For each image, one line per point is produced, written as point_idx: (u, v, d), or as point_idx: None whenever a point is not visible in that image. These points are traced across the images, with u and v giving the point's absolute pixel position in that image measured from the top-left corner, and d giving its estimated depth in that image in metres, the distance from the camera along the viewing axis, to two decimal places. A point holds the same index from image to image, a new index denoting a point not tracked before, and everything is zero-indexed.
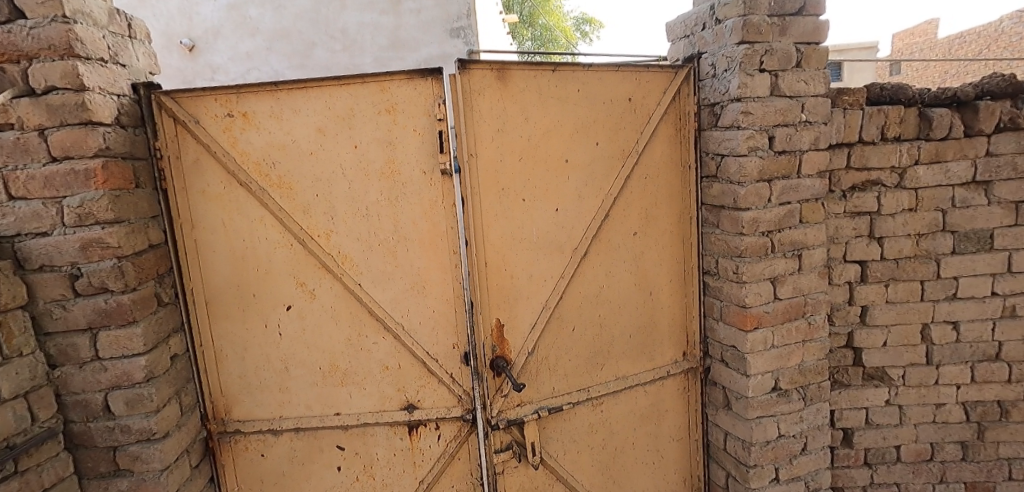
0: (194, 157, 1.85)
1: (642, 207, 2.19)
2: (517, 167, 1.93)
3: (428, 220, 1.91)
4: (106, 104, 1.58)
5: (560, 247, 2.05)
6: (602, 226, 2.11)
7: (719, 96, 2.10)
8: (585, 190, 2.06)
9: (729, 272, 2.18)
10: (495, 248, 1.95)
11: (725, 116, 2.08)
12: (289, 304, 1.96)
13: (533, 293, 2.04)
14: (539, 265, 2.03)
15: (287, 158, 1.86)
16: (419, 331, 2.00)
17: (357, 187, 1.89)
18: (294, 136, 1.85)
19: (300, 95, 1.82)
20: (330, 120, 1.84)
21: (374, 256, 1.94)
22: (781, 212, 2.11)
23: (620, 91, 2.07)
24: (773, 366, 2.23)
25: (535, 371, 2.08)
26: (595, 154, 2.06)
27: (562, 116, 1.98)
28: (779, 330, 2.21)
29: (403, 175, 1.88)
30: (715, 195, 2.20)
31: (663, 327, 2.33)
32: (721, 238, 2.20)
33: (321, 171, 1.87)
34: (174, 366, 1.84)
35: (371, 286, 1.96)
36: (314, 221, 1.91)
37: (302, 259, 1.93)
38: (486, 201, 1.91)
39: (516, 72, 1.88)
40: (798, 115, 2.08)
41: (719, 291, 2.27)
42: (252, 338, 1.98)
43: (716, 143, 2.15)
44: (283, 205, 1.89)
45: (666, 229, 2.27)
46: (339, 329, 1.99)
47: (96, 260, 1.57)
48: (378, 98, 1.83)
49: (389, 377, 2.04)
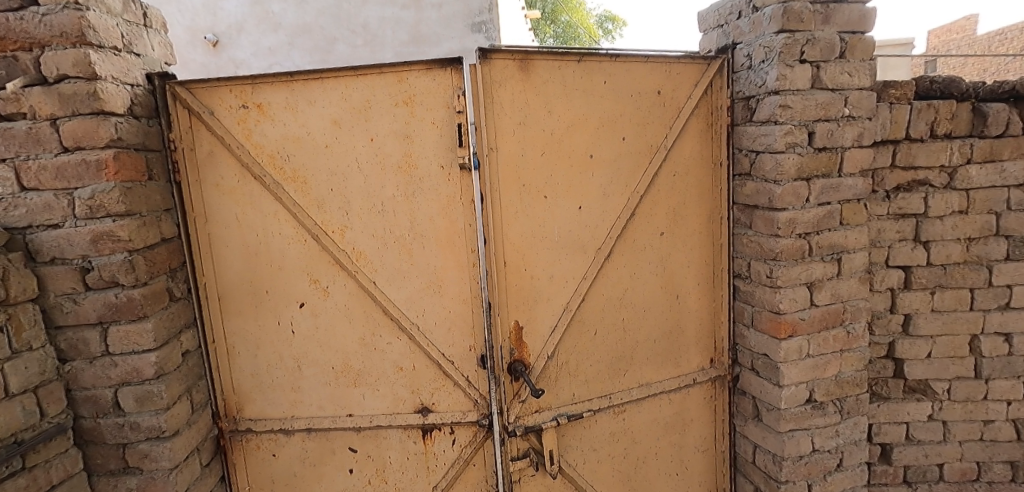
0: (208, 149, 1.81)
1: (670, 206, 2.08)
2: (539, 162, 1.84)
3: (446, 217, 1.84)
4: (118, 93, 1.54)
5: (582, 247, 1.95)
6: (627, 225, 2.01)
7: (754, 89, 1.97)
8: (610, 187, 1.96)
9: (762, 275, 2.05)
10: (515, 247, 1.86)
11: (761, 110, 1.95)
12: (302, 301, 1.91)
13: (553, 294, 1.94)
14: (561, 265, 1.94)
15: (302, 151, 1.81)
16: (435, 332, 1.93)
17: (373, 182, 1.82)
18: (309, 129, 1.79)
19: (316, 86, 1.76)
20: (346, 112, 1.78)
21: (390, 253, 1.87)
22: (820, 212, 1.98)
23: (649, 83, 1.96)
24: (808, 376, 2.09)
25: (555, 376, 1.99)
26: (622, 150, 1.95)
27: (587, 108, 1.88)
28: (815, 339, 2.07)
29: (420, 169, 1.81)
30: (748, 194, 2.08)
31: (690, 332, 2.22)
32: (754, 240, 2.07)
33: (336, 165, 1.81)
34: (186, 363, 1.80)
35: (386, 284, 1.89)
36: (329, 216, 1.85)
37: (316, 255, 1.88)
38: (506, 197, 1.82)
39: (539, 62, 1.79)
40: (840, 109, 1.94)
41: (751, 296, 2.14)
42: (264, 336, 1.93)
43: (750, 139, 2.02)
44: (297, 199, 1.84)
45: (694, 229, 2.15)
46: (353, 328, 1.93)
47: (107, 254, 1.53)
48: (395, 89, 1.76)
49: (403, 378, 1.97)
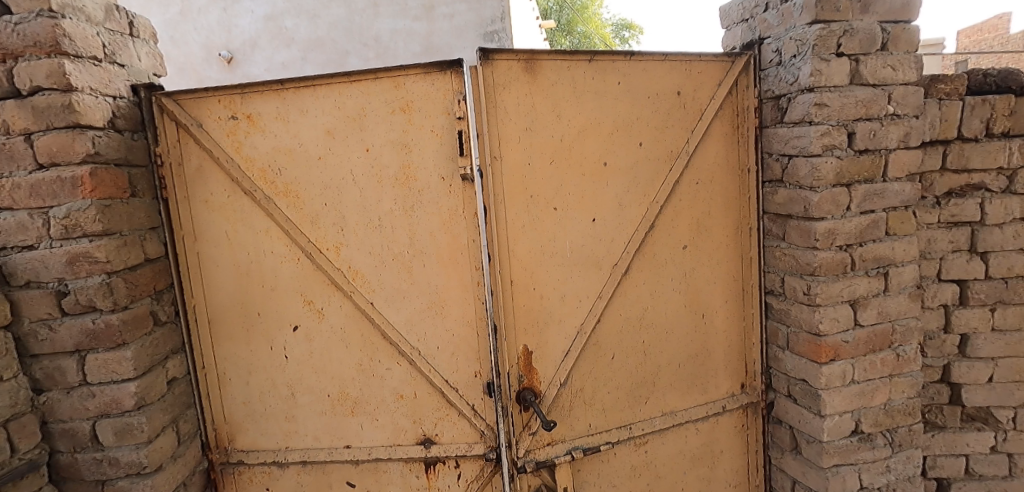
0: (196, 164, 1.71)
1: (693, 217, 1.91)
2: (548, 171, 1.69)
3: (448, 232, 1.69)
4: (97, 105, 1.45)
5: (598, 263, 1.78)
6: (646, 238, 1.84)
7: (785, 87, 1.79)
8: (626, 197, 1.79)
9: (799, 292, 1.85)
10: (523, 264, 1.70)
11: (793, 110, 1.77)
12: (296, 325, 1.78)
13: (566, 315, 1.77)
14: (574, 284, 1.77)
15: (294, 164, 1.69)
16: (437, 357, 1.78)
17: (370, 195, 1.70)
18: (302, 140, 1.68)
19: (308, 94, 1.65)
20: (340, 121, 1.66)
21: (388, 272, 1.74)
22: (862, 222, 1.78)
23: (668, 83, 1.80)
24: (853, 405, 1.87)
25: (569, 405, 1.81)
26: (639, 156, 1.79)
27: (600, 112, 1.72)
28: (861, 363, 1.86)
29: (420, 181, 1.67)
30: (780, 202, 1.88)
31: (718, 355, 2.02)
32: (788, 253, 1.87)
33: (330, 178, 1.69)
34: (172, 391, 1.68)
35: (384, 305, 1.76)
36: (323, 233, 1.73)
37: (309, 274, 1.75)
38: (513, 210, 1.67)
39: (546, 63, 1.64)
40: (883, 107, 1.75)
41: (786, 314, 1.94)
42: (256, 361, 1.81)
43: (781, 142, 1.84)
44: (290, 215, 1.72)
45: (720, 241, 1.97)
46: (350, 353, 1.79)
47: (84, 276, 1.43)
48: (392, 95, 1.64)
49: (404, 407, 1.82)
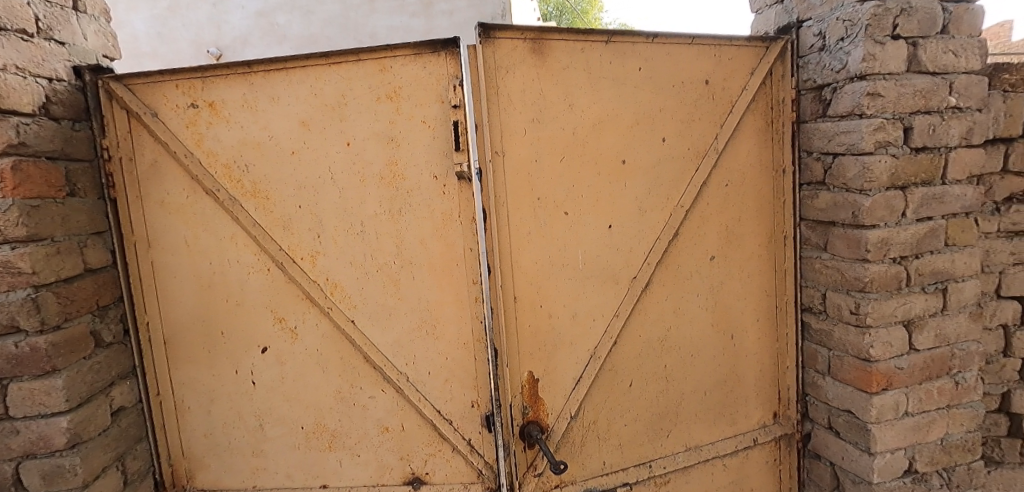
0: (151, 159, 1.47)
1: (722, 223, 1.68)
2: (558, 170, 1.45)
3: (441, 239, 1.46)
4: (26, 88, 1.22)
5: (614, 276, 1.54)
6: (670, 248, 1.60)
7: (830, 75, 1.56)
8: (648, 200, 1.56)
9: (846, 311, 1.61)
10: (529, 277, 1.47)
11: (839, 101, 1.54)
12: (265, 346, 1.54)
13: (577, 337, 1.53)
14: (588, 300, 1.52)
15: (263, 160, 1.46)
16: (428, 384, 1.53)
17: (351, 196, 1.46)
18: (272, 131, 1.45)
19: (280, 79, 1.43)
20: (316, 110, 1.43)
21: (372, 284, 1.50)
22: (919, 230, 1.55)
23: (695, 70, 1.57)
24: (907, 441, 1.63)
25: (581, 441, 1.57)
26: (662, 153, 1.56)
27: (619, 101, 1.48)
28: (915, 393, 1.62)
29: (408, 180, 1.44)
30: (822, 207, 1.65)
31: (748, 380, 1.79)
32: (831, 265, 1.64)
33: (306, 177, 1.46)
34: (117, 424, 1.44)
35: (367, 323, 1.52)
36: (297, 240, 1.49)
37: (281, 288, 1.51)
38: (517, 215, 1.43)
39: (557, 43, 1.41)
40: (945, 98, 1.52)
41: (827, 335, 1.70)
42: (219, 387, 1.56)
43: (824, 138, 1.61)
44: (259, 219, 1.49)
45: (751, 251, 1.74)
46: (327, 379, 1.55)
47: (3, 291, 1.18)
48: (377, 80, 1.41)
49: (389, 441, 1.58)
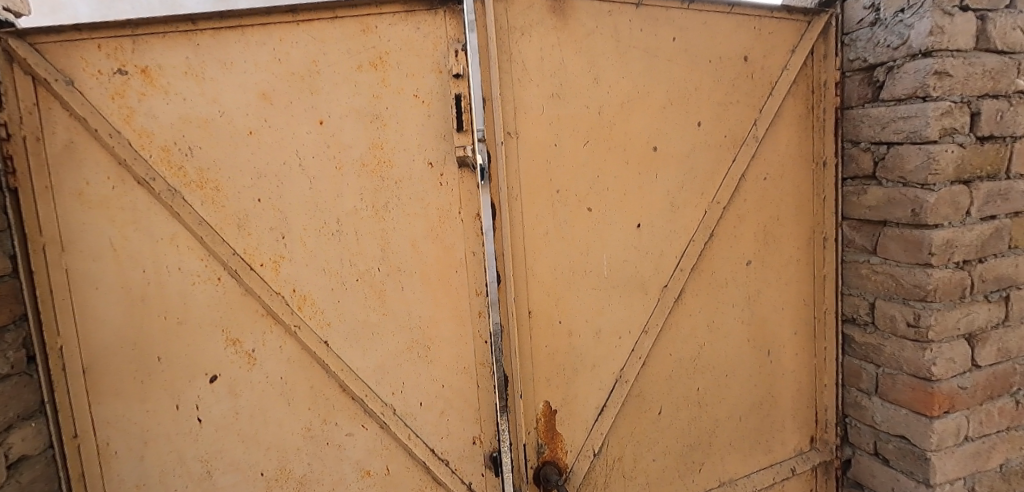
0: (65, 139, 1.15)
1: (760, 222, 1.45)
2: (580, 157, 1.20)
3: (437, 241, 1.20)
4: None
5: (642, 285, 1.30)
6: (704, 251, 1.37)
7: (885, 53, 1.35)
8: (681, 195, 1.32)
9: (901, 323, 1.40)
10: (544, 287, 1.21)
11: (897, 82, 1.33)
12: (214, 374, 1.23)
13: (600, 358, 1.28)
14: (612, 314, 1.28)
15: (212, 141, 1.16)
16: (421, 418, 1.26)
17: (324, 188, 1.18)
18: (222, 105, 1.15)
19: (233, 39, 1.13)
20: (279, 79, 1.14)
21: (351, 297, 1.22)
22: (984, 231, 1.36)
23: (735, 44, 1.35)
24: (967, 470, 1.44)
25: (603, 481, 1.32)
26: (697, 140, 1.32)
27: (650, 76, 1.25)
28: (976, 415, 1.42)
29: (397, 168, 1.17)
30: (872, 204, 1.45)
31: (784, 401, 1.57)
32: (883, 270, 1.43)
33: (267, 163, 1.17)
34: (14, 481, 1.10)
35: (344, 345, 1.23)
36: (255, 242, 1.20)
37: (235, 301, 1.21)
38: (532, 211, 1.18)
39: (580, 3, 1.16)
40: (1012, 81, 1.33)
41: (876, 350, 1.49)
42: (155, 426, 1.24)
43: (876, 125, 1.40)
44: (207, 217, 1.19)
45: (790, 255, 1.52)
46: (294, 414, 1.25)
47: None
48: (357, 43, 1.13)
49: (372, 488, 1.29)
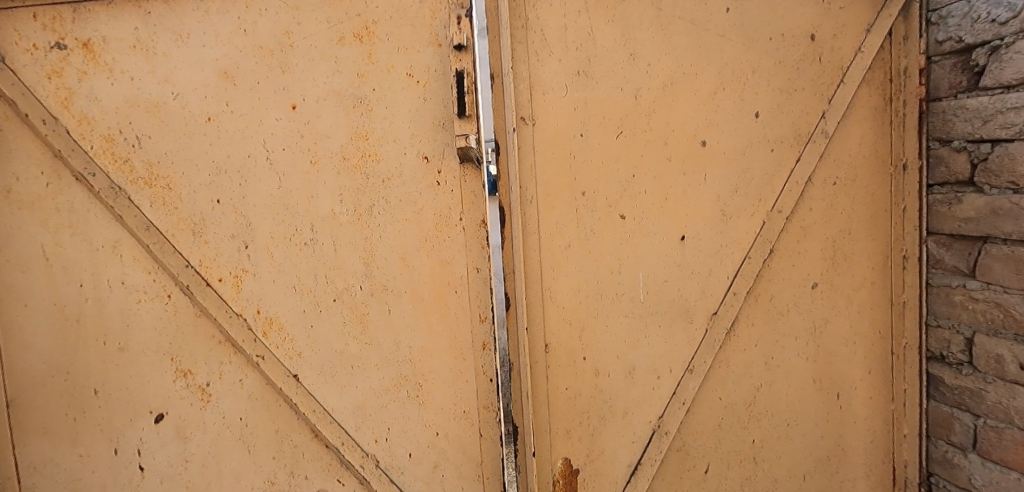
0: None
1: (830, 236, 1.19)
2: (612, 151, 0.97)
3: (433, 255, 0.97)
4: None
5: (687, 312, 1.05)
6: (763, 271, 1.12)
7: (989, 27, 1.08)
8: (735, 202, 1.07)
9: (1011, 366, 1.09)
10: (565, 313, 0.97)
11: (1007, 62, 1.05)
12: (160, 412, 1.01)
13: (634, 403, 1.03)
14: (649, 348, 1.03)
15: (164, 130, 0.96)
16: (410, 472, 1.02)
17: (296, 187, 0.96)
18: (178, 87, 0.95)
19: (191, 6, 0.93)
20: (245, 55, 0.94)
21: (327, 321, 0.99)
22: None
23: (800, 19, 1.11)
24: None
25: None
26: (754, 134, 1.08)
27: (698, 55, 1.01)
28: None
29: (385, 164, 0.96)
30: (970, 216, 1.15)
31: (856, 455, 1.29)
32: (986, 298, 1.13)
33: (228, 156, 0.96)
34: None
35: (317, 380, 1.00)
36: (213, 252, 0.98)
37: (188, 324, 1.00)
38: (552, 218, 0.94)
39: None
40: None
41: (975, 398, 1.18)
42: (89, 474, 1.02)
43: (976, 118, 1.12)
44: (156, 221, 0.98)
45: (864, 276, 1.25)
46: (257, 464, 1.03)
47: None
48: (339, 10, 0.93)
49: None
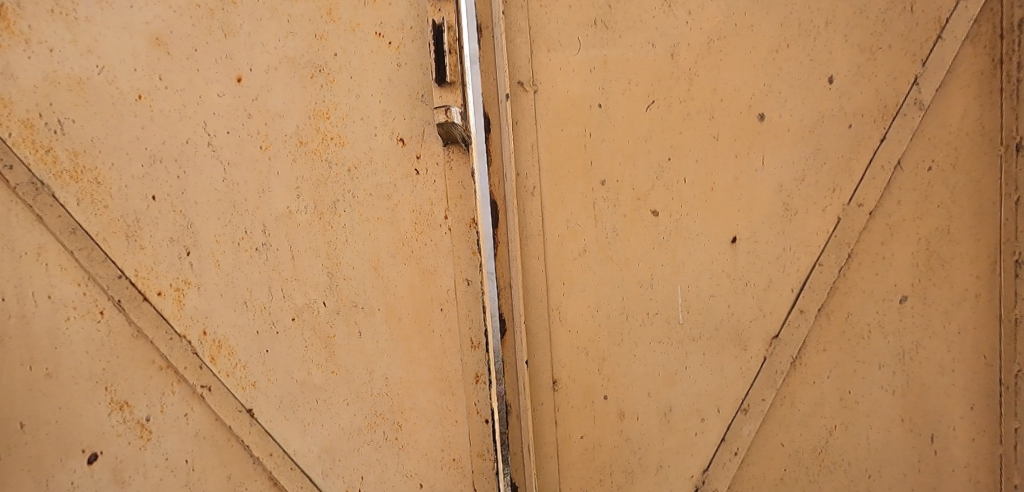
0: None
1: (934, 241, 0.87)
2: (642, 129, 0.77)
3: (413, 264, 0.78)
4: None
5: (740, 337, 0.82)
6: (839, 282, 0.88)
7: None
8: (805, 192, 0.83)
9: None
10: (579, 334, 0.79)
11: None
12: (94, 451, 0.81)
13: (668, 449, 0.82)
14: (689, 382, 0.81)
15: (95, 108, 0.76)
16: None
17: (246, 180, 0.78)
18: (102, 54, 0.75)
19: None
20: (182, 13, 0.75)
21: (285, 345, 0.81)
22: None
23: None
24: None
25: None
26: (834, 103, 0.83)
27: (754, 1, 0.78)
28: None
29: (350, 149, 0.77)
30: None
31: None
32: None
33: (165, 141, 0.77)
34: None
35: (276, 416, 0.82)
36: (150, 261, 0.79)
37: (124, 348, 0.81)
38: (564, 213, 0.77)
39: None
40: None
41: None
42: None
43: None
44: (89, 222, 0.77)
45: None
46: None
47: None
48: None
49: None
